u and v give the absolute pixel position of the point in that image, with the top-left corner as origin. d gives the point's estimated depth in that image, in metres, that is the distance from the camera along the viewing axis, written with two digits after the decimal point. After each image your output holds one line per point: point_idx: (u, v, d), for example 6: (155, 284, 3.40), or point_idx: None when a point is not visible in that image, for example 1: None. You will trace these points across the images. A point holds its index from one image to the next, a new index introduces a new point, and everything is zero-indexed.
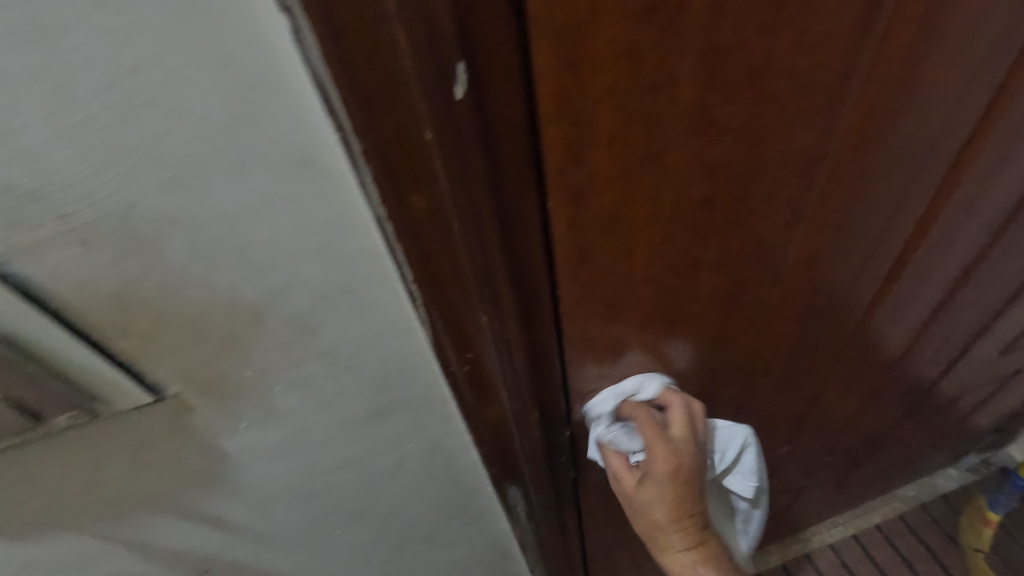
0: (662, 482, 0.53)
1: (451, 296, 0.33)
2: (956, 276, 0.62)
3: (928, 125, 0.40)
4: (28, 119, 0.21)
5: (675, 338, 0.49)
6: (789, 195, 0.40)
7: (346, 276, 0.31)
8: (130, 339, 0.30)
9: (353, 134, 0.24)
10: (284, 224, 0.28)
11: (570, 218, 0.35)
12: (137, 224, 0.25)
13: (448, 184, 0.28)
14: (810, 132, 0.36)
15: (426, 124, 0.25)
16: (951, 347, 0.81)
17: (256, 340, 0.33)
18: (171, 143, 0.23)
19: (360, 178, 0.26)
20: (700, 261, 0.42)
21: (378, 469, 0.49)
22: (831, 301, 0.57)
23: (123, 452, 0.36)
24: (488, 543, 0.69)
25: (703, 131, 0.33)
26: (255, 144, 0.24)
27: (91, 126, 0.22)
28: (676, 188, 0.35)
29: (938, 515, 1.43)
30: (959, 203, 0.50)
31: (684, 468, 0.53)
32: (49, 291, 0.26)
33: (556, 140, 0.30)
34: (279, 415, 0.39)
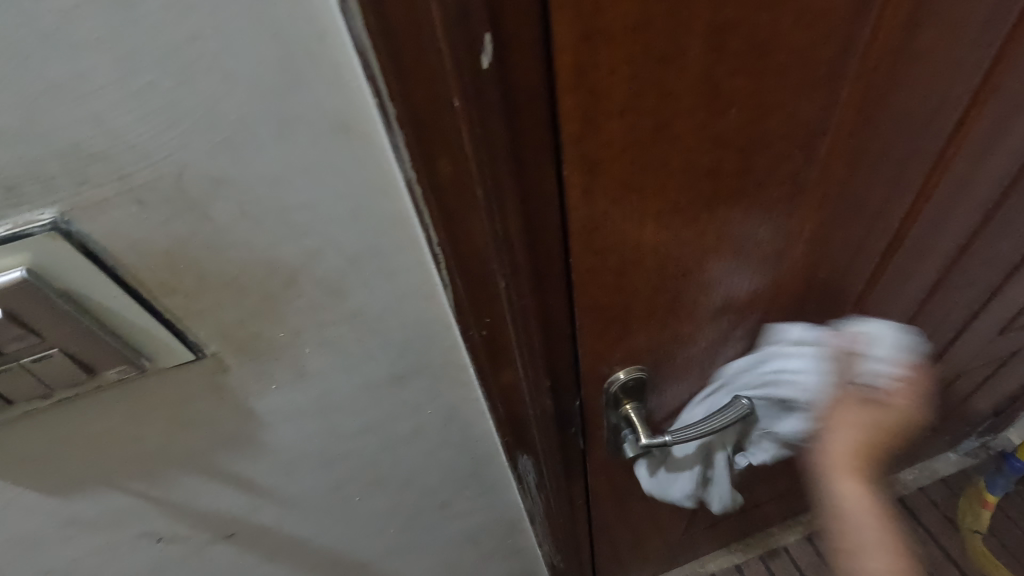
0: (881, 420, 0.57)
1: (471, 258, 0.35)
2: (953, 255, 0.64)
3: (925, 101, 0.42)
4: (99, 83, 0.23)
5: (681, 310, 0.51)
6: (791, 168, 0.42)
7: (376, 239, 0.33)
8: (177, 297, 0.32)
9: (389, 99, 0.26)
10: (320, 187, 0.30)
11: (583, 188, 0.36)
12: (189, 185, 0.27)
13: (472, 149, 0.30)
14: (812, 106, 0.38)
15: (455, 91, 0.27)
16: (949, 327, 0.83)
17: (291, 301, 0.35)
18: (224, 109, 0.25)
19: (394, 143, 0.29)
20: (706, 232, 0.44)
21: (397, 435, 0.51)
22: (833, 278, 0.58)
23: (164, 409, 0.38)
24: (498, 513, 0.71)
25: (710, 103, 0.34)
26: (300, 110, 0.26)
27: (155, 90, 0.24)
28: (684, 158, 0.37)
29: (937, 498, 1.45)
30: (956, 179, 0.52)
31: (865, 417, 0.57)
32: (107, 248, 0.28)
33: (571, 111, 0.31)
34: (309, 376, 0.41)
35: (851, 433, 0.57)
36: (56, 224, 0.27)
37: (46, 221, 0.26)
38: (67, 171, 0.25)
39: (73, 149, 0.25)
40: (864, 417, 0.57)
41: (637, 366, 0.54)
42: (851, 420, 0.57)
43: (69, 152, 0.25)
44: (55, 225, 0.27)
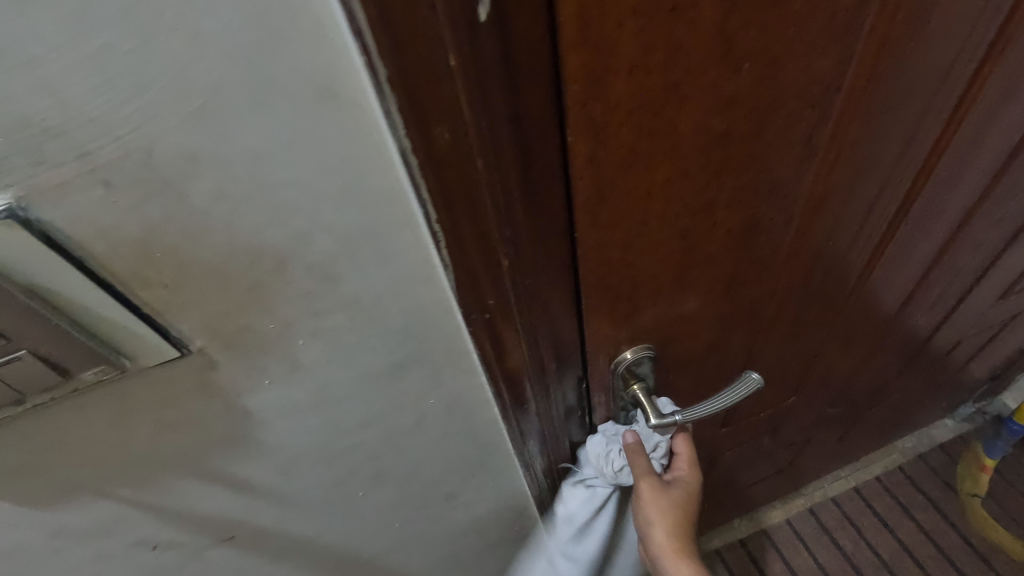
0: (682, 501, 0.64)
1: (472, 235, 0.33)
2: (961, 217, 0.62)
3: (940, 54, 0.40)
4: (47, 45, 0.20)
5: (689, 286, 0.49)
6: (804, 129, 0.40)
7: (370, 217, 0.31)
8: (155, 289, 0.29)
9: (378, 57, 0.24)
10: (306, 161, 0.27)
11: (589, 156, 0.33)
12: (159, 164, 0.25)
13: (470, 113, 0.27)
14: (827, 61, 0.36)
15: (451, 47, 0.24)
16: (952, 293, 0.82)
17: (280, 290, 0.33)
18: (193, 73, 0.22)
19: (386, 108, 0.26)
20: (716, 201, 0.41)
21: (400, 427, 0.49)
22: (842, 245, 0.56)
23: (148, 411, 0.36)
24: (504, 502, 0.70)
25: (723, 59, 0.32)
26: (280, 73, 0.24)
27: (112, 52, 0.21)
28: (695, 121, 0.35)
29: (937, 464, 1.42)
30: (967, 138, 0.50)
31: None
32: (72, 238, 0.26)
33: (576, 69, 0.29)
34: (304, 369, 0.39)
35: (666, 516, 0.62)
36: (12, 210, 0.24)
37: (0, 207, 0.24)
38: (19, 149, 0.22)
39: (23, 123, 0.22)
40: (670, 497, 0.63)
41: (645, 345, 0.52)
42: (655, 505, 0.62)
43: (19, 127, 0.22)
44: (11, 211, 0.24)
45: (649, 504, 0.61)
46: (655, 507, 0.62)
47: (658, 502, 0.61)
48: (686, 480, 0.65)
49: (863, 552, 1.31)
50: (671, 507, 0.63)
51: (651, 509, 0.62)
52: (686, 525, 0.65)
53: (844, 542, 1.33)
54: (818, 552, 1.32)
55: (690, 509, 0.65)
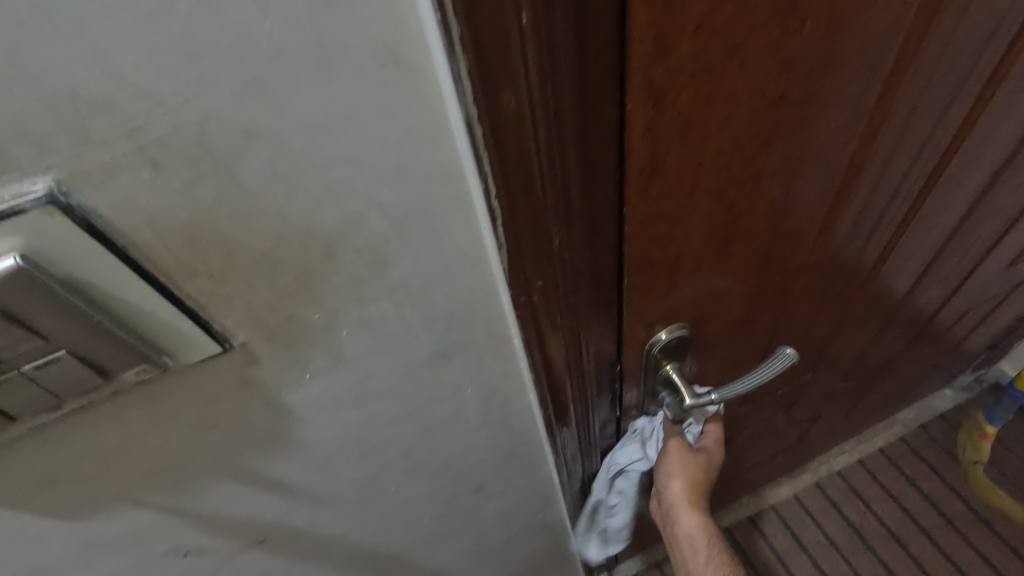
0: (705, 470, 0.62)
1: (526, 212, 0.31)
2: (985, 182, 0.62)
3: (989, 11, 0.39)
4: (101, 5, 0.18)
5: (728, 262, 0.47)
6: (855, 92, 0.38)
7: (425, 195, 0.29)
8: (199, 281, 0.27)
9: (452, 15, 0.22)
10: (363, 134, 0.25)
11: (647, 124, 0.31)
12: (213, 141, 0.23)
13: (536, 77, 0.25)
14: (882, 18, 0.35)
15: (525, 5, 0.23)
16: (966, 262, 0.81)
17: (328, 277, 0.31)
18: (255, 38, 0.21)
19: (454, 72, 0.24)
20: (763, 171, 0.39)
21: (436, 418, 0.47)
22: (873, 215, 0.55)
23: (189, 412, 0.34)
24: (533, 492, 0.68)
25: (787, 17, 0.31)
26: (342, 37, 0.22)
27: (170, 13, 0.19)
28: (754, 85, 0.33)
29: (938, 434, 1.41)
30: (1003, 100, 0.49)
31: None
32: (116, 226, 0.24)
33: (644, 29, 0.27)
34: (347, 361, 0.37)
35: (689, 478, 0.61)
36: (52, 196, 0.22)
37: (40, 193, 0.22)
38: (65, 126, 0.20)
39: (70, 96, 0.20)
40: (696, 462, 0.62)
41: (680, 324, 0.50)
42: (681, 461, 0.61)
43: (65, 101, 0.20)
44: (50, 197, 0.22)
45: (673, 462, 0.61)
46: (679, 466, 0.61)
47: (682, 462, 0.61)
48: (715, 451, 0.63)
49: (872, 524, 1.30)
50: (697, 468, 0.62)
51: (675, 469, 0.61)
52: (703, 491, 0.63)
53: (851, 515, 1.31)
54: (827, 527, 1.30)
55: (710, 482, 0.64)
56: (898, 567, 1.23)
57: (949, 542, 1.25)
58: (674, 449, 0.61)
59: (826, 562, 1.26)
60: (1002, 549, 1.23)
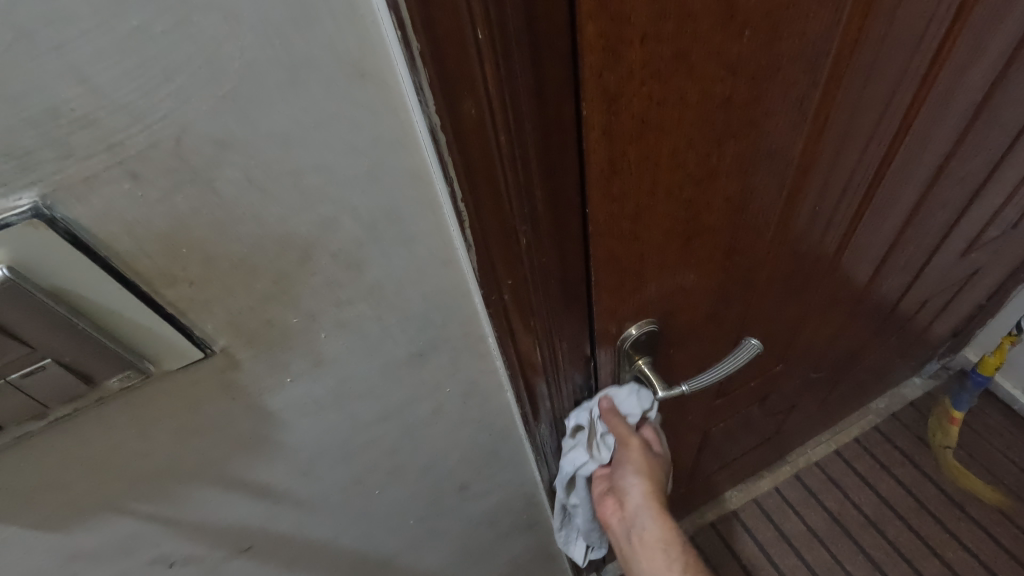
0: (665, 470, 0.60)
1: (492, 212, 0.33)
2: (931, 175, 0.65)
3: (916, 17, 0.42)
4: (82, 29, 0.20)
5: (691, 257, 0.49)
6: (798, 93, 0.41)
7: (395, 199, 0.31)
8: (180, 287, 0.29)
9: (413, 32, 0.24)
10: (335, 144, 0.27)
11: (603, 127, 0.33)
12: (189, 152, 0.24)
13: (495, 86, 0.27)
14: (817, 24, 0.37)
15: (479, 20, 0.25)
16: (921, 252, 0.85)
17: (306, 281, 0.32)
18: (228, 54, 0.22)
19: (416, 83, 0.26)
20: (717, 168, 0.42)
21: (417, 418, 0.49)
22: (827, 209, 0.58)
23: (172, 418, 0.35)
24: (516, 491, 0.69)
25: (727, 25, 0.33)
26: (309, 53, 0.24)
27: (147, 35, 0.21)
28: (701, 88, 0.35)
29: (909, 421, 1.46)
30: (939, 97, 0.52)
31: None
32: (98, 237, 0.25)
33: (593, 40, 0.29)
34: (327, 363, 0.38)
35: (654, 482, 0.58)
36: (37, 209, 0.23)
37: (26, 207, 0.23)
38: (47, 142, 0.22)
39: (53, 114, 0.21)
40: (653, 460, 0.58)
41: (650, 319, 0.52)
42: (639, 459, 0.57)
43: (47, 117, 0.21)
44: (36, 210, 0.23)
45: (638, 468, 0.57)
46: (642, 465, 0.57)
47: (647, 461, 0.57)
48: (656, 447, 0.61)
49: (850, 511, 1.33)
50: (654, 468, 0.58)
51: (641, 470, 0.57)
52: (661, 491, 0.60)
53: (829, 504, 1.35)
54: (807, 516, 1.34)
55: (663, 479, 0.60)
56: (875, 551, 1.27)
57: (923, 524, 1.29)
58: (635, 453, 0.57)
59: (807, 550, 1.29)
60: (972, 527, 1.27)
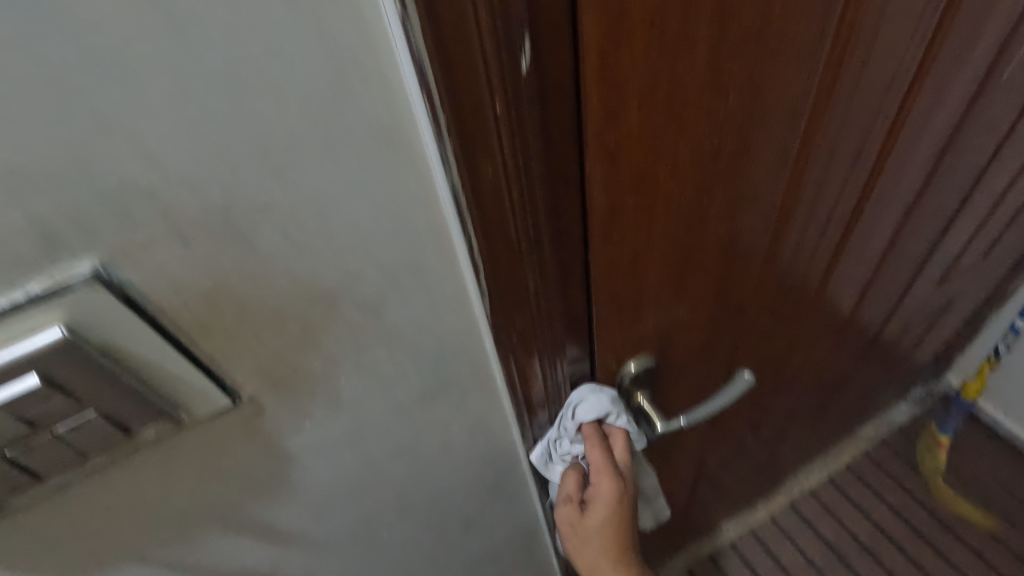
0: (605, 508, 0.54)
1: (505, 261, 0.35)
2: (903, 211, 0.69)
3: (880, 74, 0.46)
4: (153, 115, 0.22)
5: (684, 295, 0.52)
6: (778, 143, 0.45)
7: (415, 252, 0.33)
8: (215, 338, 0.30)
9: (441, 107, 0.26)
10: (364, 206, 0.29)
11: (605, 181, 0.36)
12: (236, 217, 0.26)
13: (509, 150, 0.30)
14: (793, 84, 0.41)
15: (498, 96, 0.28)
16: (899, 282, 0.89)
17: (330, 329, 0.34)
18: (276, 130, 0.25)
19: (441, 151, 0.29)
20: (708, 213, 0.45)
21: (426, 457, 0.50)
22: (809, 245, 0.62)
23: (197, 464, 0.36)
24: (520, 527, 0.70)
25: (713, 89, 0.37)
26: (347, 127, 0.26)
27: (208, 118, 0.23)
28: (692, 143, 0.38)
29: (898, 446, 1.48)
30: (906, 141, 0.56)
31: None
32: (147, 296, 0.27)
33: (596, 107, 0.32)
34: (344, 406, 0.40)
35: (583, 515, 0.55)
36: (97, 272, 0.25)
37: (87, 271, 0.25)
38: (112, 212, 0.24)
39: (120, 188, 0.23)
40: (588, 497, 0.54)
41: (646, 355, 0.54)
42: (566, 494, 0.55)
43: (114, 191, 0.23)
44: (95, 273, 0.25)
45: (565, 495, 0.55)
46: (572, 501, 0.55)
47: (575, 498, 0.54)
48: (603, 495, 0.53)
49: (845, 539, 1.34)
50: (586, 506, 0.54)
51: (570, 506, 0.55)
52: (607, 532, 0.55)
53: (825, 532, 1.35)
54: (804, 545, 1.34)
55: (612, 517, 0.54)
56: None
57: (919, 551, 1.30)
58: (565, 506, 0.55)
59: None
60: (967, 552, 1.29)
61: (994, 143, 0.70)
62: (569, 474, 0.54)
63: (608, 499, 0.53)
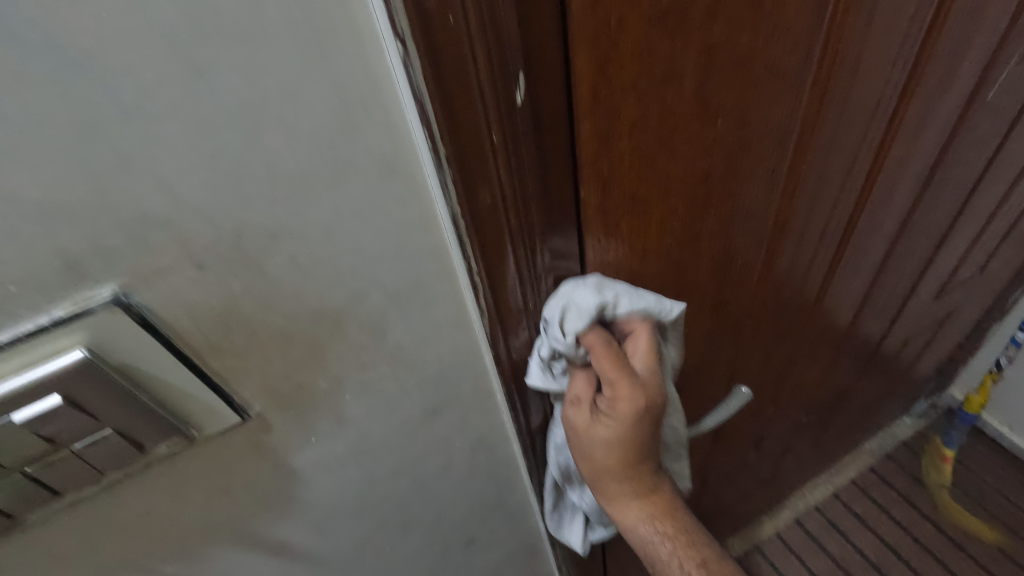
0: (633, 408, 0.42)
1: (503, 281, 0.37)
2: (897, 227, 0.71)
3: (866, 97, 0.48)
4: (172, 151, 0.24)
5: (681, 312, 0.53)
6: (768, 165, 0.46)
7: (416, 274, 0.34)
8: (226, 359, 0.32)
9: (441, 140, 0.28)
10: (368, 231, 0.31)
11: (599, 204, 0.37)
12: (247, 244, 0.28)
13: (507, 177, 0.32)
14: (780, 109, 0.43)
15: (494, 127, 0.29)
16: (896, 297, 0.90)
17: (335, 349, 0.35)
18: (286, 163, 0.26)
19: (441, 180, 0.30)
20: (701, 233, 0.46)
21: (428, 472, 0.51)
22: (803, 262, 0.63)
23: (206, 480, 0.37)
24: (522, 542, 0.70)
25: (703, 116, 0.38)
26: (352, 159, 0.28)
27: (222, 153, 0.25)
28: (684, 166, 0.40)
29: (903, 460, 1.48)
30: (895, 160, 0.58)
31: None
32: (163, 319, 0.28)
33: (589, 135, 0.34)
34: (348, 423, 0.41)
35: (610, 456, 0.45)
36: (116, 297, 0.26)
37: (107, 296, 0.26)
38: (132, 242, 0.25)
39: (140, 219, 0.25)
40: (608, 428, 0.44)
41: None
42: (583, 439, 0.45)
43: (135, 221, 0.25)
44: (115, 299, 0.26)
45: (583, 441, 0.45)
46: (596, 445, 0.45)
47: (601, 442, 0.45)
48: (621, 409, 0.42)
49: (852, 554, 1.33)
50: (609, 445, 0.45)
51: (592, 451, 0.46)
52: (635, 452, 0.46)
53: (831, 548, 1.35)
54: (810, 561, 1.33)
55: (643, 431, 0.44)
56: None
57: (926, 566, 1.29)
58: (572, 413, 0.45)
59: None
60: (975, 568, 1.28)
61: (983, 160, 0.71)
62: (575, 370, 0.44)
63: (630, 413, 0.42)
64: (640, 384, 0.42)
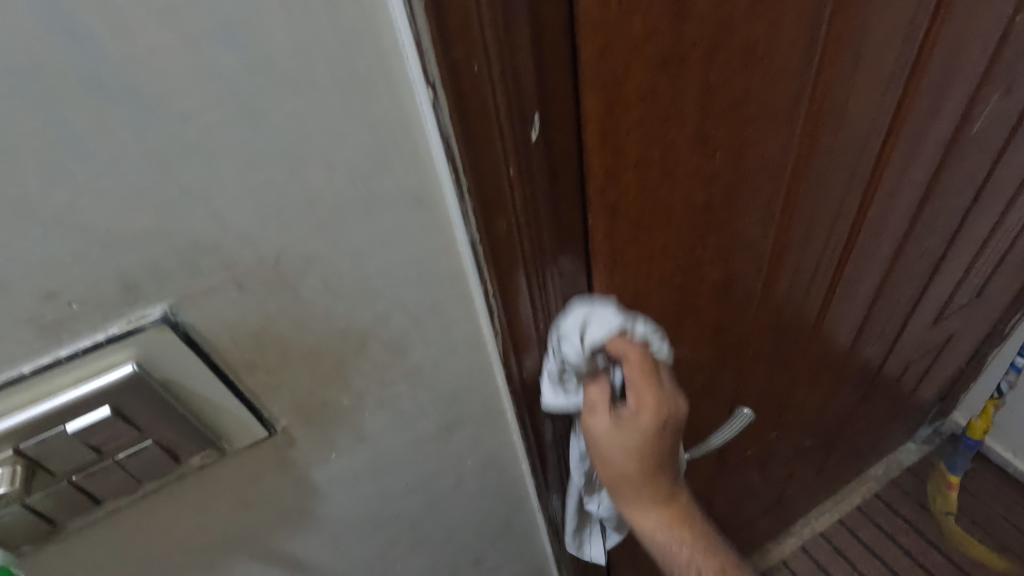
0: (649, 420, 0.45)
1: (516, 303, 0.39)
2: (891, 254, 0.73)
3: (856, 132, 0.51)
4: (225, 183, 0.26)
5: (684, 334, 0.55)
6: (765, 195, 0.49)
7: (436, 296, 0.37)
8: (258, 375, 0.34)
9: (463, 172, 0.31)
10: (394, 256, 0.33)
11: (606, 231, 0.40)
12: (285, 267, 0.30)
13: (522, 206, 0.34)
14: (775, 143, 0.46)
15: (511, 161, 0.32)
16: (894, 322, 0.92)
17: (358, 366, 0.37)
18: (324, 194, 0.29)
19: (462, 208, 0.33)
20: (703, 258, 0.49)
21: (440, 489, 0.52)
22: (801, 287, 0.65)
23: (232, 492, 0.39)
24: (529, 563, 0.71)
25: (702, 150, 0.41)
26: (382, 190, 0.30)
27: (269, 185, 0.27)
28: (685, 196, 0.43)
29: (908, 486, 1.48)
30: (886, 189, 0.61)
31: None
32: (204, 337, 0.31)
33: (597, 168, 0.36)
34: (367, 439, 0.42)
35: (628, 464, 0.47)
36: (165, 316, 0.29)
37: (157, 315, 0.29)
38: (183, 265, 0.28)
39: (192, 244, 0.27)
40: (628, 437, 0.46)
41: None
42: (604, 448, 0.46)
43: (188, 246, 0.27)
44: (164, 317, 0.29)
45: (604, 448, 0.47)
46: (615, 452, 0.46)
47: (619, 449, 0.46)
48: (642, 416, 0.45)
49: None
50: (630, 454, 0.47)
51: (613, 460, 0.47)
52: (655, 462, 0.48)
53: None
54: None
55: (662, 441, 0.46)
56: None
57: None
58: (590, 422, 0.47)
59: None
60: None
61: (973, 190, 0.74)
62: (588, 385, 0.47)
63: (652, 422, 0.45)
64: (659, 393, 0.44)
